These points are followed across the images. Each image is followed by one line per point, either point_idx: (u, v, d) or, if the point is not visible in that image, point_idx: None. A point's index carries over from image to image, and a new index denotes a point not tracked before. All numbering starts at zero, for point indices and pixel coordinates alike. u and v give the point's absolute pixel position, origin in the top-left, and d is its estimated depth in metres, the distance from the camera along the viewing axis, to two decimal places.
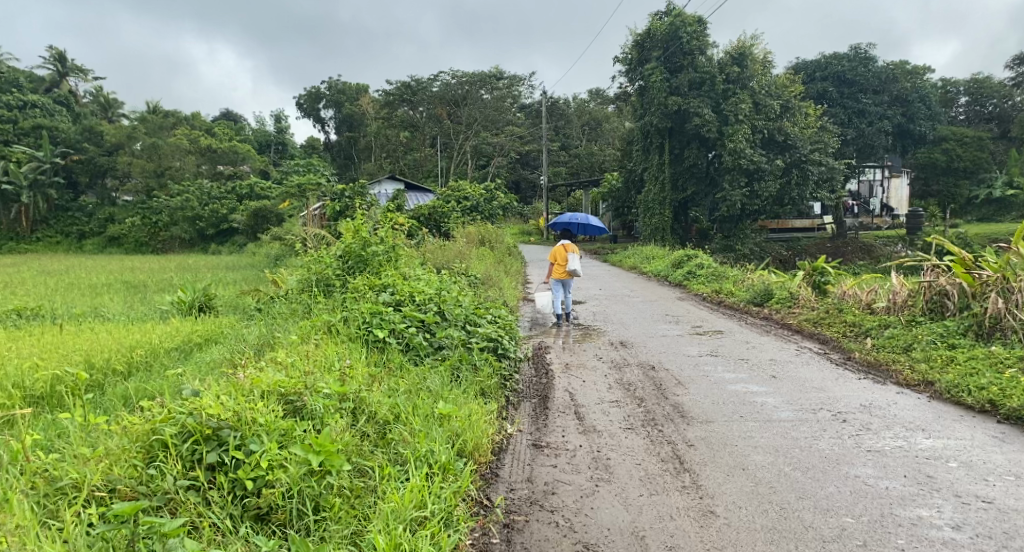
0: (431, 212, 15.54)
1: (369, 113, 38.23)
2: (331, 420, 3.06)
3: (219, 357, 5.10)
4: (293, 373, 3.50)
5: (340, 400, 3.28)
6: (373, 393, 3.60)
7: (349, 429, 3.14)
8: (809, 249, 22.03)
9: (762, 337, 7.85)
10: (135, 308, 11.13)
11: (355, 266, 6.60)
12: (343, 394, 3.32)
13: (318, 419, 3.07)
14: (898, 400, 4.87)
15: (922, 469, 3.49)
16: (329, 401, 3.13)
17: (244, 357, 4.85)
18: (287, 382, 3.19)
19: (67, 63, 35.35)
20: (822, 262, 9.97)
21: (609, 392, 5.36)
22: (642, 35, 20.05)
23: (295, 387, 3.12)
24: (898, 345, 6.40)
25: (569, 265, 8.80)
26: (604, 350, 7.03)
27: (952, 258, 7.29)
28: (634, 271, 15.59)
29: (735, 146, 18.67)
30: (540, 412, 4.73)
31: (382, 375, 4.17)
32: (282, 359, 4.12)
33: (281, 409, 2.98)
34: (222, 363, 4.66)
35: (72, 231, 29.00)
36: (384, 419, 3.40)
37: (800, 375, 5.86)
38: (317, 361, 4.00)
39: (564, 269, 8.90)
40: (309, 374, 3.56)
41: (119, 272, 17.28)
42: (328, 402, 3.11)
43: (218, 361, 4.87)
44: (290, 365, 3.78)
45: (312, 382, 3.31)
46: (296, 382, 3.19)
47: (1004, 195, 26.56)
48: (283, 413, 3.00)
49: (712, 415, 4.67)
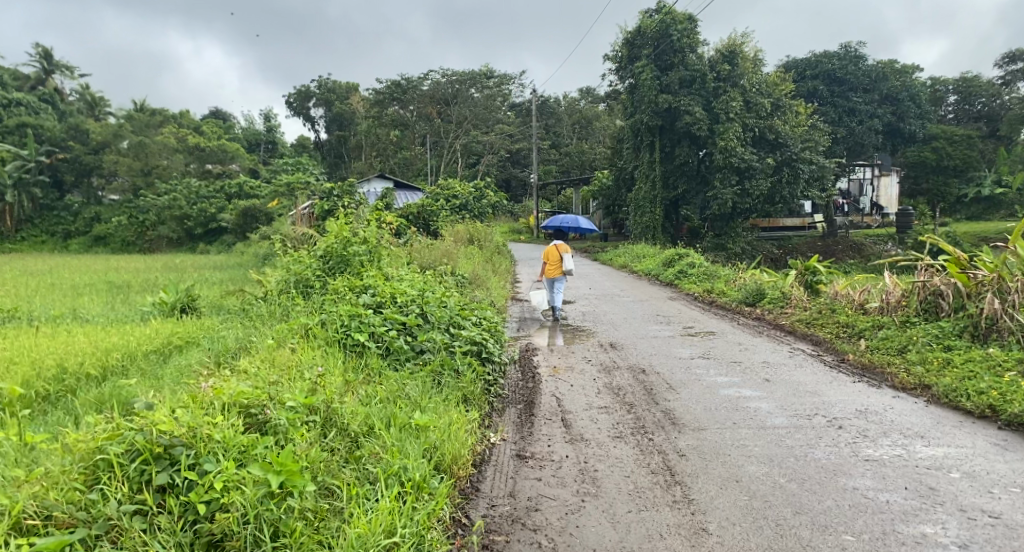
0: (420, 211, 15.29)
1: (359, 111, 37.99)
2: (295, 435, 2.88)
3: (190, 363, 4.91)
4: (262, 382, 3.32)
5: (308, 413, 3.11)
6: (346, 403, 3.42)
7: (316, 444, 2.96)
8: (800, 248, 21.96)
9: (754, 338, 7.70)
10: (117, 309, 10.88)
11: (336, 266, 6.38)
12: (312, 406, 3.14)
13: (282, 433, 2.89)
14: (895, 405, 4.72)
15: (922, 479, 3.34)
16: (294, 414, 2.96)
17: (217, 363, 4.66)
18: (250, 393, 3.02)
19: (52, 60, 34.91)
20: (814, 262, 9.84)
21: (598, 397, 5.19)
22: (632, 33, 19.89)
23: (258, 399, 2.94)
24: (893, 347, 6.26)
25: (563, 265, 8.76)
26: (593, 352, 6.86)
27: (947, 258, 7.16)
28: (625, 270, 15.45)
29: (727, 145, 18.54)
30: (525, 419, 4.56)
31: (358, 384, 3.99)
32: (253, 368, 3.94)
33: (242, 424, 2.80)
34: (193, 370, 4.47)
35: (57, 231, 28.59)
36: (355, 431, 3.22)
37: (794, 378, 5.71)
38: (288, 371, 3.82)
39: (557, 267, 8.87)
40: (279, 383, 3.38)
41: (103, 272, 16.97)
42: (292, 415, 2.93)
43: (189, 367, 4.68)
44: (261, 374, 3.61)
45: (279, 392, 3.14)
46: (260, 393, 3.02)
47: (993, 193, 26.61)
48: (244, 428, 2.82)
49: (704, 422, 4.50)
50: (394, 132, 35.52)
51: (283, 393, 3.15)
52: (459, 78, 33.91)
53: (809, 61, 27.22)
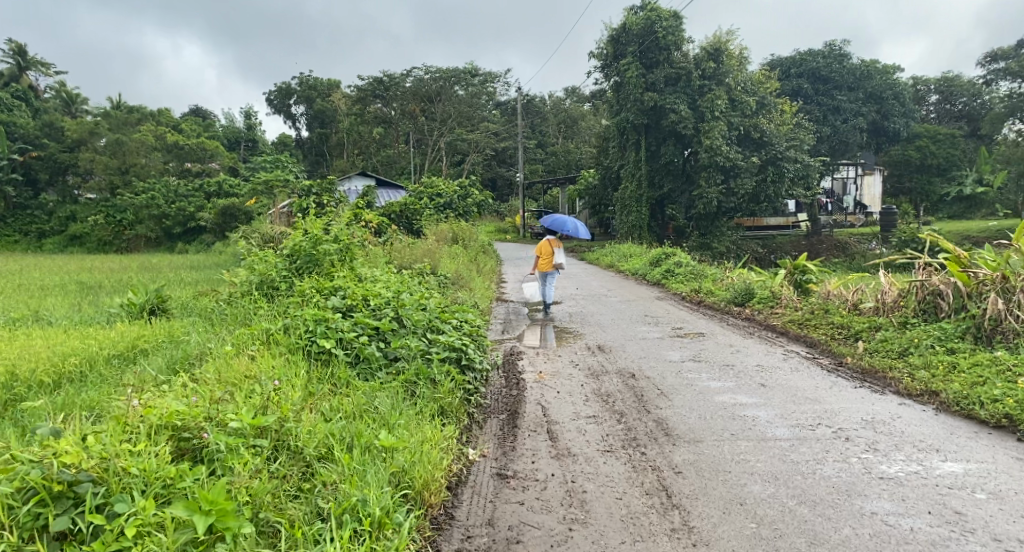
0: (402, 209, 14.83)
1: (341, 109, 37.34)
2: (234, 463, 2.56)
3: (138, 374, 4.54)
4: (207, 398, 2.97)
5: (254, 436, 2.77)
6: (303, 420, 3.04)
7: (259, 473, 2.62)
8: (785, 247, 21.82)
9: (746, 339, 7.39)
10: (83, 311, 10.35)
11: (304, 265, 5.97)
12: (259, 427, 2.81)
13: (220, 462, 2.56)
14: (901, 414, 4.42)
15: (945, 501, 3.05)
16: (233, 439, 2.62)
17: (170, 374, 4.28)
18: (186, 415, 2.66)
19: (27, 56, 34.14)
20: (803, 260, 9.52)
21: (585, 406, 4.83)
22: (617, 30, 19.58)
23: (193, 421, 2.64)
24: (893, 350, 5.97)
25: (557, 255, 8.84)
26: (580, 356, 6.51)
27: (946, 256, 6.90)
28: (611, 269, 15.14)
29: (711, 143, 18.20)
30: (507, 432, 4.19)
31: (319, 399, 3.63)
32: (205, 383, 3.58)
33: (166, 453, 2.49)
34: (143, 380, 4.09)
35: (30, 231, 27.74)
36: (310, 455, 2.85)
37: (791, 384, 5.39)
38: (237, 384, 3.46)
39: (551, 261, 8.95)
40: (227, 400, 3.02)
41: (75, 272, 16.37)
42: (231, 440, 2.60)
43: (142, 376, 4.31)
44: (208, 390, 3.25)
45: (223, 412, 2.78)
46: (197, 412, 2.71)
47: (975, 193, 26.54)
48: (169, 458, 2.51)
49: (699, 434, 4.15)
50: (377, 130, 34.99)
51: (227, 412, 2.80)
52: (443, 76, 33.45)
53: (793, 59, 27.31)
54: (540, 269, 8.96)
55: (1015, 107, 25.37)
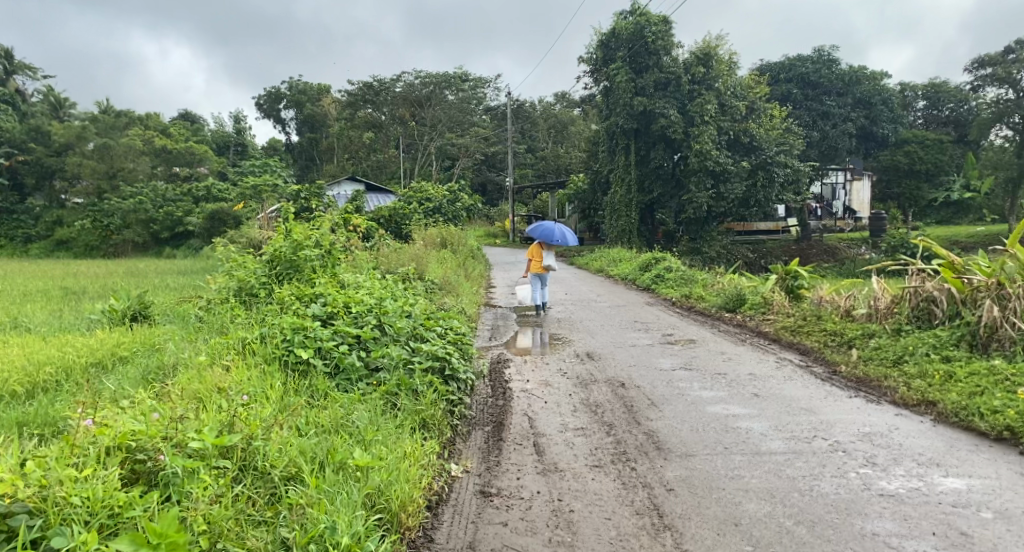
0: (390, 214, 14.64)
1: (330, 114, 37.07)
2: (191, 488, 2.43)
3: (107, 386, 4.38)
4: (170, 416, 2.83)
5: (217, 457, 2.63)
6: (272, 438, 2.90)
7: (218, 498, 2.48)
8: (775, 251, 21.79)
9: (738, 347, 7.27)
10: (63, 318, 10.09)
11: (285, 272, 5.79)
12: (222, 448, 2.67)
13: (175, 487, 2.42)
14: (899, 425, 4.31)
15: (950, 521, 2.97)
16: (190, 462, 2.49)
17: (140, 387, 4.10)
18: (141, 436, 2.52)
19: (13, 60, 33.73)
20: (795, 265, 9.39)
21: (573, 417, 4.67)
22: (606, 34, 19.51)
23: (149, 441, 2.51)
24: (887, 357, 5.86)
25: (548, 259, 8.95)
26: (569, 364, 6.35)
27: (939, 262, 6.81)
28: (601, 274, 15.02)
29: (701, 147, 18.12)
30: (492, 445, 4.03)
31: (293, 412, 3.47)
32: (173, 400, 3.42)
33: (116, 478, 2.36)
34: (111, 394, 3.92)
35: (16, 235, 27.30)
36: (277, 476, 2.71)
37: (785, 393, 5.26)
38: (204, 400, 3.30)
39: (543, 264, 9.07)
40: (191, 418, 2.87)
41: (58, 278, 16.06)
42: (188, 463, 2.47)
43: (111, 389, 4.13)
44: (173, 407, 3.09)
45: (185, 432, 2.63)
46: (154, 433, 2.58)
47: (962, 198, 26.57)
48: (119, 483, 2.38)
49: (692, 447, 4.01)
50: (367, 134, 34.80)
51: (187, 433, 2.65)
52: (433, 80, 33.33)
53: (783, 64, 27.37)
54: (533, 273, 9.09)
55: (1002, 112, 25.49)
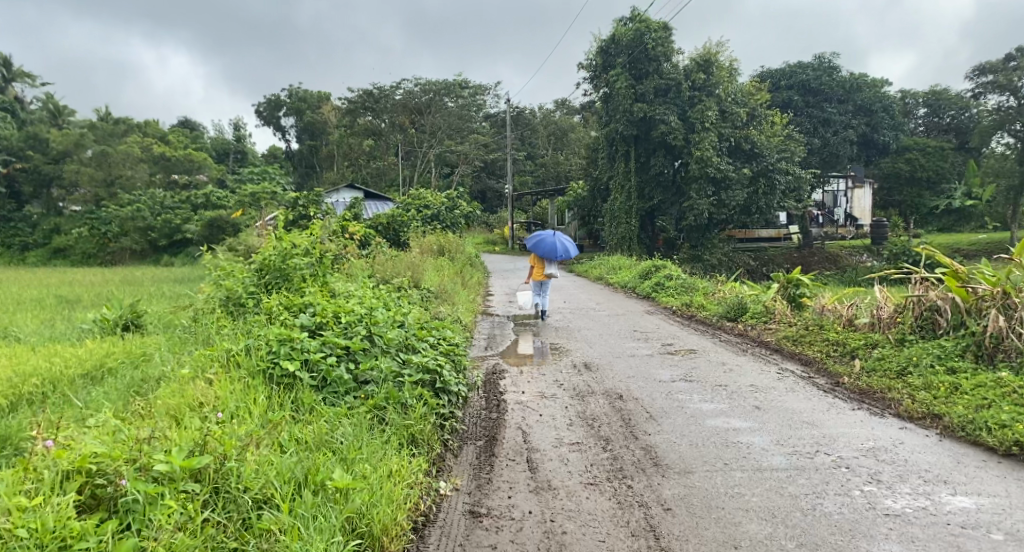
0: (389, 221, 14.55)
1: (331, 122, 37.03)
2: (154, 514, 2.40)
3: (88, 402, 4.28)
4: (139, 438, 2.76)
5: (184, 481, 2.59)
6: (246, 458, 2.83)
7: (182, 525, 2.45)
8: (776, 259, 21.66)
9: (738, 357, 7.13)
10: (55, 327, 9.95)
11: (274, 281, 5.67)
12: (190, 471, 2.62)
13: (137, 514, 2.40)
14: (904, 439, 4.17)
15: (960, 544, 2.85)
16: (154, 489, 2.46)
17: (122, 404, 4.01)
18: (103, 459, 2.50)
19: (12, 68, 33.75)
20: (797, 273, 9.26)
21: (569, 431, 4.54)
22: (606, 41, 19.48)
23: (111, 465, 2.49)
24: (891, 368, 5.72)
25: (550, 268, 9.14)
26: (566, 375, 6.21)
27: (943, 270, 6.69)
28: (600, 282, 14.91)
29: (702, 154, 18.03)
30: (483, 460, 3.91)
31: (274, 428, 3.38)
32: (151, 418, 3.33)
33: (74, 503, 2.35)
34: (91, 411, 3.84)
35: (13, 243, 27.16)
36: (248, 501, 2.66)
37: (787, 406, 5.13)
38: (179, 419, 3.21)
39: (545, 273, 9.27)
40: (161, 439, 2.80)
41: (55, 286, 15.94)
42: (151, 489, 2.44)
43: (92, 406, 4.04)
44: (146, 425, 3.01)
45: (152, 455, 2.58)
46: (118, 455, 2.55)
47: (963, 205, 26.44)
48: (77, 509, 2.37)
49: (690, 464, 3.89)
50: (367, 141, 34.76)
51: (155, 456, 2.60)
52: (433, 88, 33.33)
53: (783, 71, 27.47)
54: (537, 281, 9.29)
55: (1003, 120, 25.40)
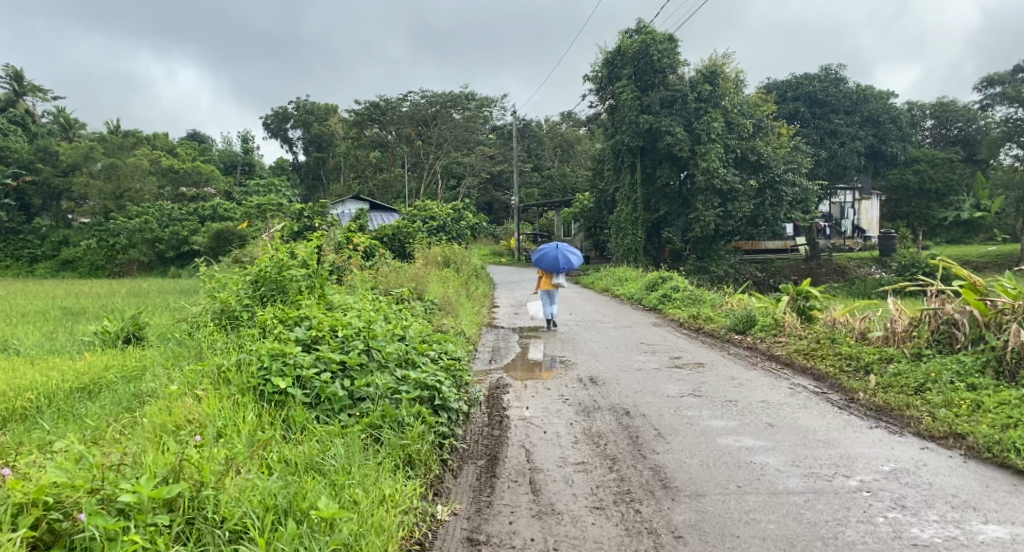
0: (394, 232, 14.36)
1: (338, 133, 37.07)
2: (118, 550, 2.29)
3: (74, 423, 4.13)
4: (112, 468, 2.64)
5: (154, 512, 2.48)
6: (226, 485, 2.70)
7: None
8: (783, 270, 21.44)
9: (748, 372, 6.91)
10: (56, 340, 9.81)
11: (270, 293, 5.51)
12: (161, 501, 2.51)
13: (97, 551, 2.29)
14: (927, 460, 3.97)
15: None
16: (118, 522, 2.34)
17: (107, 425, 3.87)
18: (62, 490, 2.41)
19: (23, 82, 34.02)
20: (807, 286, 9.05)
21: (573, 450, 4.34)
22: (612, 53, 19.40)
23: (76, 496, 2.40)
24: (908, 384, 5.51)
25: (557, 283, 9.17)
26: (571, 389, 6.01)
27: (960, 283, 6.49)
28: (606, 293, 14.73)
29: (708, 165, 17.87)
30: (483, 482, 3.74)
31: (259, 452, 3.23)
32: (132, 442, 3.20)
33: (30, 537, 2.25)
34: (75, 434, 3.71)
35: (23, 255, 27.14)
36: (224, 533, 2.53)
37: (801, 424, 4.92)
38: (158, 443, 3.08)
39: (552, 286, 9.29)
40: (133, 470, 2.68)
41: (60, 298, 15.85)
42: (115, 523, 2.32)
43: (78, 427, 3.92)
44: (123, 453, 2.89)
45: (120, 486, 2.46)
46: (83, 485, 2.45)
47: (972, 217, 26.18)
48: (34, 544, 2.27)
49: (702, 486, 3.71)
50: (373, 153, 34.73)
51: (120, 486, 2.47)
52: (439, 99, 33.31)
53: (789, 82, 27.39)
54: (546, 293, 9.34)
55: (1011, 132, 25.18)
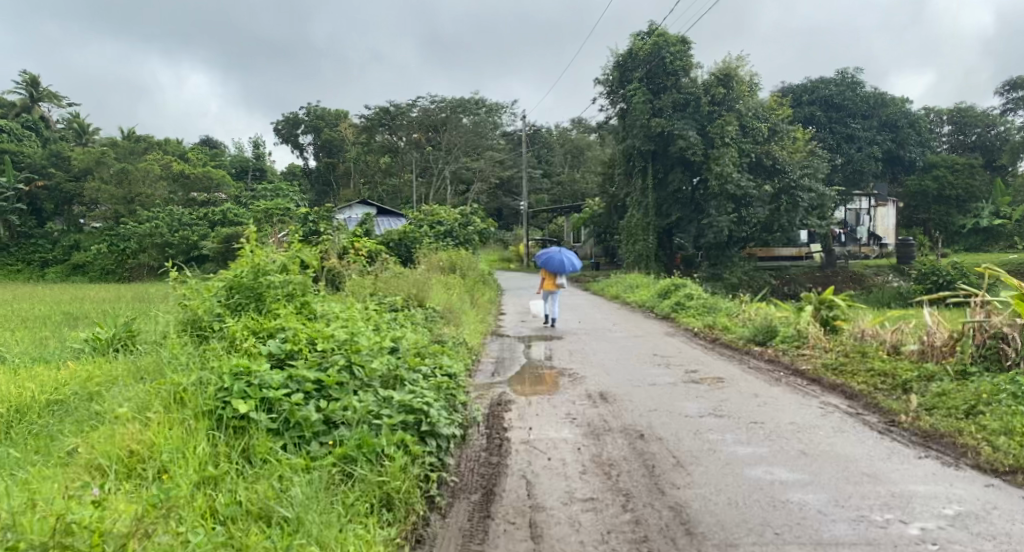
0: (400, 237, 13.83)
1: (347, 138, 36.75)
2: None
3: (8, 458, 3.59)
4: None
5: None
6: None
7: None
8: (799, 277, 20.72)
9: (771, 388, 6.31)
10: (44, 349, 9.04)
11: (245, 301, 4.98)
12: None
13: None
14: (998, 504, 3.42)
15: None
16: None
17: (38, 465, 3.33)
18: None
19: (38, 87, 34.09)
20: (830, 294, 8.44)
21: (581, 482, 3.78)
22: (623, 56, 18.88)
23: None
24: (957, 408, 4.91)
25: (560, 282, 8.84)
26: (578, 407, 5.44)
27: (1007, 293, 5.93)
28: (616, 300, 14.19)
29: (722, 170, 17.29)
30: (476, 525, 3.23)
31: (193, 506, 2.73)
32: (44, 494, 2.67)
33: None
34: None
35: (34, 260, 26.89)
36: None
37: (839, 452, 4.34)
38: (68, 500, 2.55)
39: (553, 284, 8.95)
40: (6, 539, 2.21)
41: (65, 303, 15.40)
42: None
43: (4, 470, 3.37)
44: (12, 515, 2.41)
45: None
46: None
47: (992, 224, 25.37)
48: None
49: (734, 533, 3.18)
50: (383, 158, 34.61)
51: None
52: (448, 105, 32.91)
53: (805, 86, 27.04)
54: (545, 289, 8.98)
55: None
